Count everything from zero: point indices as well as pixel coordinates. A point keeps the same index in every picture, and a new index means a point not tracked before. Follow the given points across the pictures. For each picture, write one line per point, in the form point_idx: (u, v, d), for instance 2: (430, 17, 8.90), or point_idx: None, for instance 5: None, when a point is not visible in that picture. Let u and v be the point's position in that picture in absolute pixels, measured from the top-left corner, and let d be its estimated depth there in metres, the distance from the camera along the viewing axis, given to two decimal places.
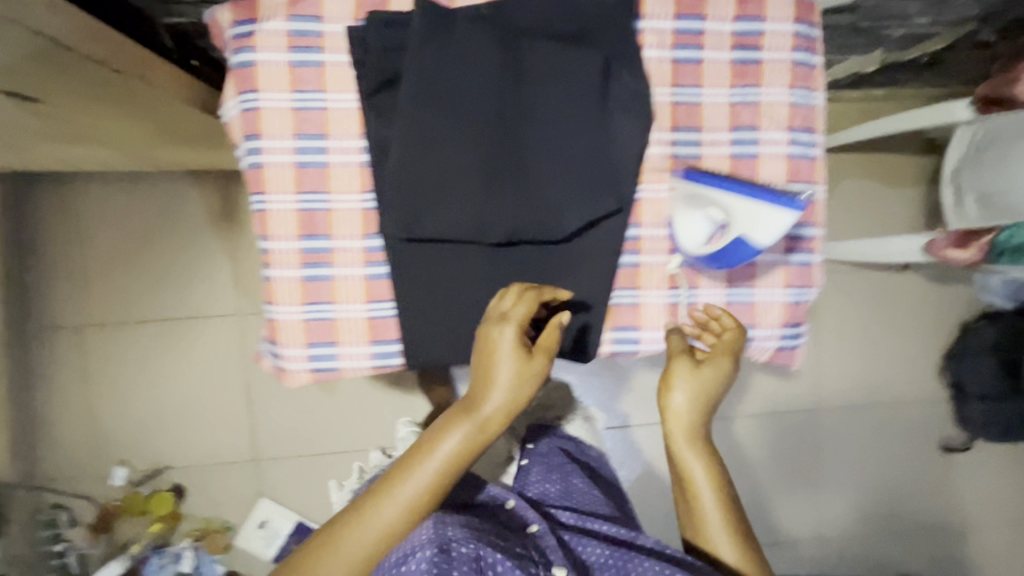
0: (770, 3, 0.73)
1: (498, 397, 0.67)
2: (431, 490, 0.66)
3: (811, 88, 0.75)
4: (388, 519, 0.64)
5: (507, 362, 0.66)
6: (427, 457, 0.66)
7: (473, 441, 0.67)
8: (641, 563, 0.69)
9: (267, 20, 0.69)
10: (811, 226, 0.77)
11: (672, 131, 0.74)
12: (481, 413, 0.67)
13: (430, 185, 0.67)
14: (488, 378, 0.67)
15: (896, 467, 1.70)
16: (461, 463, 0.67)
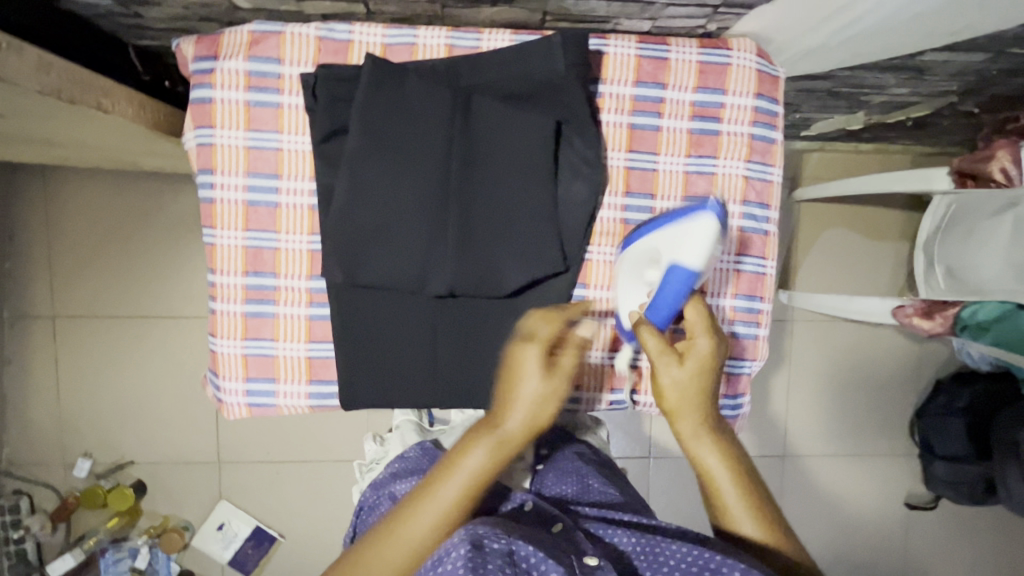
0: (732, 76, 0.73)
1: (519, 410, 0.58)
2: (452, 518, 0.56)
3: (768, 163, 0.75)
4: (409, 545, 0.54)
5: (533, 357, 0.58)
6: (447, 481, 0.56)
7: (500, 455, 0.57)
8: (671, 549, 0.56)
9: (227, 58, 0.69)
10: (759, 299, 0.77)
11: (625, 196, 0.74)
12: (502, 428, 0.57)
13: (368, 237, 0.67)
14: (511, 391, 0.58)
15: (859, 521, 1.69)
16: (484, 482, 0.57)
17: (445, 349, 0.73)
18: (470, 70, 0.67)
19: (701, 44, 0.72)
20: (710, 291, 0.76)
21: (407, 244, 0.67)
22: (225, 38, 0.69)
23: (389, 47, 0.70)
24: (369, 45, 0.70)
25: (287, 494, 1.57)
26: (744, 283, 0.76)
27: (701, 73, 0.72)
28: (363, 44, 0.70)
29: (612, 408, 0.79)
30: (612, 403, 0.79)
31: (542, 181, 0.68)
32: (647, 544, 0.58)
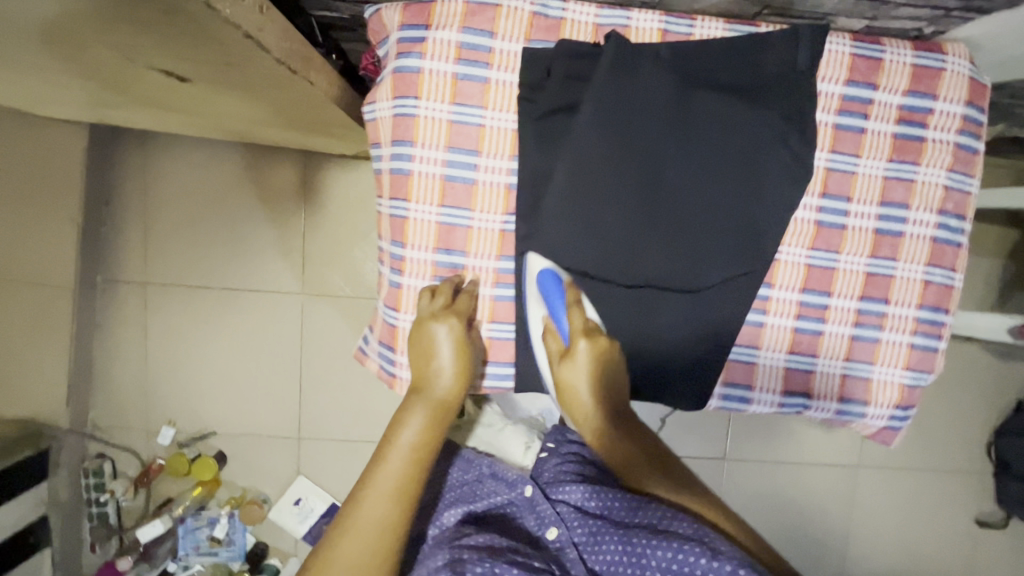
0: (945, 81, 0.71)
1: (445, 376, 0.67)
2: (408, 488, 0.59)
3: (969, 173, 0.73)
4: (375, 519, 0.56)
5: (445, 334, 0.67)
6: (392, 452, 0.61)
7: (430, 416, 0.65)
8: (653, 553, 0.55)
9: (439, 28, 0.67)
10: (944, 311, 0.76)
11: (821, 197, 0.72)
12: (434, 393, 0.66)
13: (583, 219, 0.67)
14: (430, 368, 0.68)
15: (938, 542, 1.64)
16: (429, 448, 0.63)
17: (632, 341, 0.72)
18: (693, 59, 0.67)
19: (916, 47, 0.71)
20: (895, 299, 0.75)
21: (618, 231, 0.67)
22: (437, 7, 0.68)
23: (601, 27, 0.69)
24: (581, 24, 0.68)
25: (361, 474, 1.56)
26: (930, 294, 0.75)
27: (914, 77, 0.71)
28: (576, 22, 0.68)
29: (781, 411, 0.78)
30: (783, 405, 0.77)
31: (756, 173, 0.67)
32: (628, 548, 0.58)
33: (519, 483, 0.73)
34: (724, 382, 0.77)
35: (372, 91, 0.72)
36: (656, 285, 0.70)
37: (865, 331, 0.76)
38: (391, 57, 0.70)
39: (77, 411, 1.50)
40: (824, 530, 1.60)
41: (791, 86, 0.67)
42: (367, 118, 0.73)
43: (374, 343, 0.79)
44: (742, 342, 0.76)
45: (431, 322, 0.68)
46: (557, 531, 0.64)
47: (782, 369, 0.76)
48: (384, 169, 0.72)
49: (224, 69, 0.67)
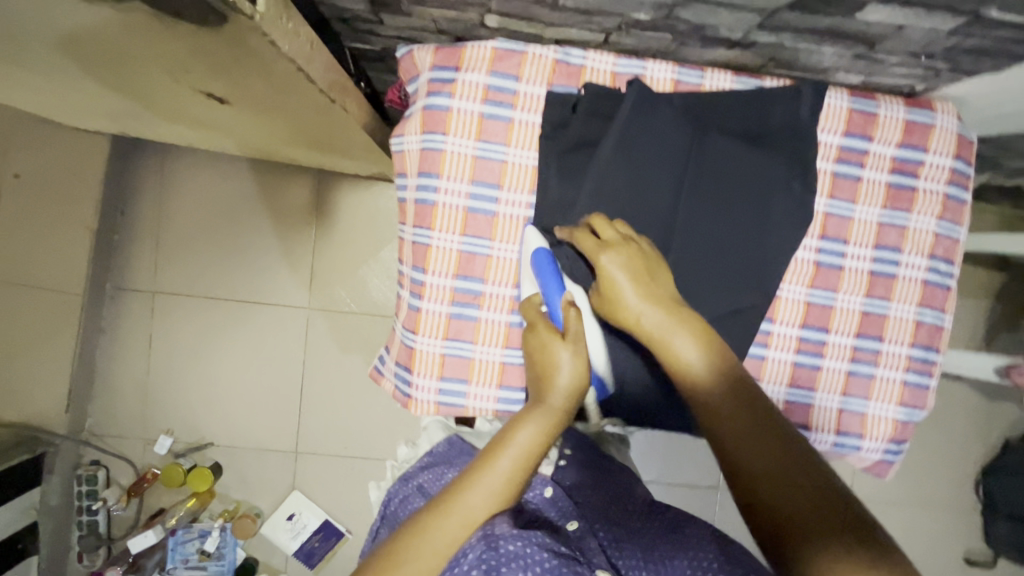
0: (934, 137, 0.77)
1: (565, 387, 0.66)
2: (507, 491, 0.60)
3: (957, 222, 0.78)
4: (473, 509, 0.58)
5: (567, 359, 0.66)
6: (503, 454, 0.62)
7: (547, 435, 0.64)
8: (676, 563, 0.60)
9: (470, 71, 0.74)
10: (935, 350, 0.80)
11: (820, 239, 0.77)
12: (552, 404, 0.66)
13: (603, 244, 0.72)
14: (547, 375, 0.67)
15: None
16: (535, 461, 0.63)
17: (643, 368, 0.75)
18: (703, 109, 0.73)
19: (907, 105, 0.77)
20: (889, 337, 0.79)
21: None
22: (468, 51, 0.74)
23: (618, 75, 0.75)
24: (599, 72, 0.75)
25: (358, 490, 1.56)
26: (922, 333, 0.79)
27: (906, 131, 0.76)
28: (595, 70, 0.75)
29: None
30: None
31: (758, 214, 0.73)
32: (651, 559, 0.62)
33: (541, 485, 0.74)
34: None
35: (402, 125, 0.78)
36: None
37: (861, 366, 0.79)
38: (422, 94, 0.76)
39: (77, 417, 1.50)
40: None
41: (794, 138, 0.73)
42: (397, 150, 0.79)
43: (391, 364, 0.83)
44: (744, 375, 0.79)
45: (551, 349, 0.67)
46: (578, 523, 0.68)
47: (782, 402, 0.79)
48: (410, 198, 0.78)
49: (268, 97, 0.71)
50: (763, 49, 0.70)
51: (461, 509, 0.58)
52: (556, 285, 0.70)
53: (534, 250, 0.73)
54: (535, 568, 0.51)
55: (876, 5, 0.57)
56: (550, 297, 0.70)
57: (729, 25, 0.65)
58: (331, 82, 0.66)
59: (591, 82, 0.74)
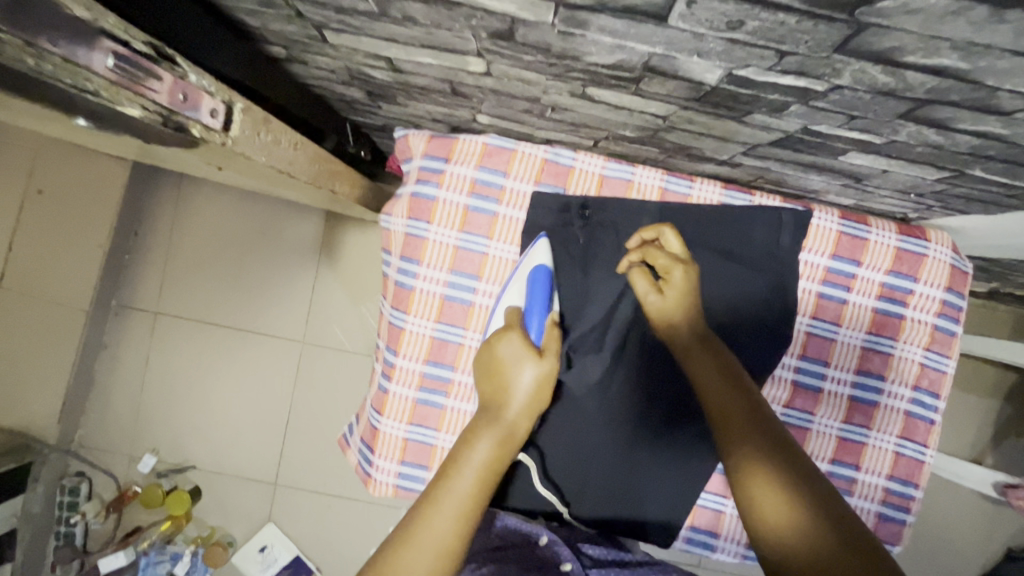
0: (926, 267, 0.75)
1: (518, 405, 0.62)
2: (470, 511, 0.55)
3: (946, 354, 0.76)
4: (438, 540, 0.52)
5: (531, 374, 0.62)
6: (460, 471, 0.57)
7: (505, 447, 0.60)
8: None
9: (459, 163, 0.75)
10: (914, 486, 0.76)
11: (799, 359, 0.75)
12: (506, 419, 0.61)
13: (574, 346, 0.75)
14: (501, 392, 0.62)
15: None
16: (493, 478, 0.59)
17: (605, 468, 0.76)
18: (687, 221, 0.73)
19: (901, 231, 0.75)
20: (866, 467, 0.76)
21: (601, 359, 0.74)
22: (459, 144, 0.75)
23: (606, 178, 0.76)
24: (587, 173, 0.76)
25: (330, 529, 1.55)
26: (902, 466, 0.76)
27: (897, 258, 0.75)
28: (584, 172, 0.76)
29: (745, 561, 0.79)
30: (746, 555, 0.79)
31: (733, 330, 0.72)
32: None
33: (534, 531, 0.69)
34: (689, 525, 0.78)
35: (390, 205, 0.79)
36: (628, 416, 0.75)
37: (835, 493, 0.76)
38: (411, 180, 0.77)
39: (67, 429, 1.52)
40: None
41: (776, 259, 0.73)
42: (383, 227, 0.80)
43: (357, 438, 0.83)
44: (710, 489, 0.78)
45: (519, 360, 0.63)
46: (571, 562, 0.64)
47: None
48: (391, 279, 0.79)
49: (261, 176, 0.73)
50: (751, 169, 0.70)
51: (417, 544, 0.52)
52: (540, 304, 0.69)
53: (535, 264, 0.71)
54: None
55: (858, 153, 0.56)
56: (532, 314, 0.68)
57: (714, 149, 0.64)
58: (317, 173, 0.67)
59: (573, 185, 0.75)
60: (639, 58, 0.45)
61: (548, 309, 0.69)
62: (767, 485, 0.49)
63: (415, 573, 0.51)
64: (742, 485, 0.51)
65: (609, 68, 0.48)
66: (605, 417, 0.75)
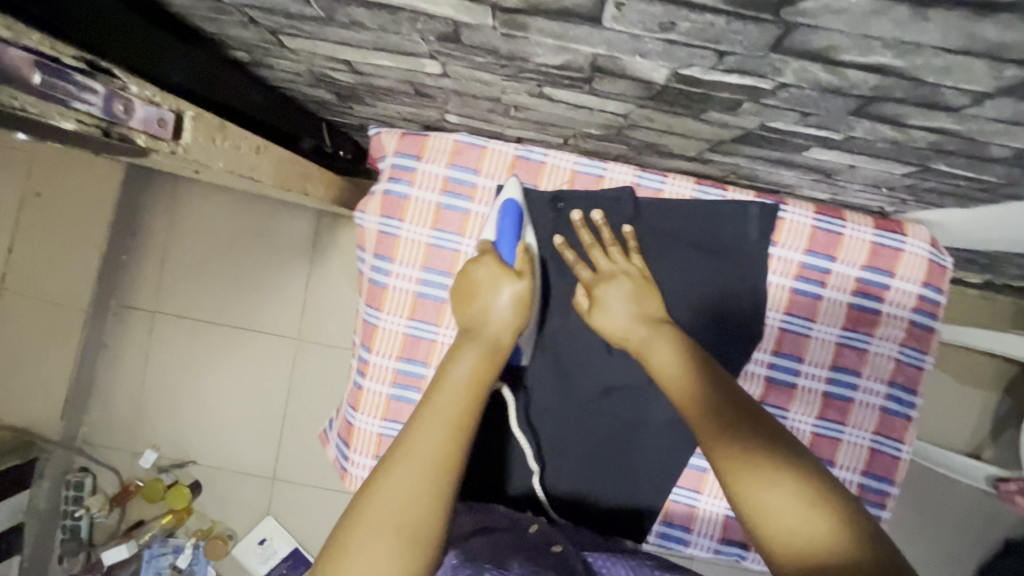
0: (902, 262, 0.74)
1: (500, 321, 0.65)
2: (460, 416, 0.57)
3: (923, 350, 0.74)
4: (433, 443, 0.54)
5: (508, 292, 0.66)
6: (443, 383, 0.59)
7: (485, 359, 0.62)
8: None
9: (430, 161, 0.74)
10: (889, 482, 0.76)
11: (773, 354, 0.74)
12: (488, 334, 0.65)
13: (545, 347, 0.75)
14: (479, 312, 0.66)
15: None
16: (481, 388, 0.61)
17: (578, 466, 0.76)
18: (657, 220, 0.73)
19: (876, 225, 0.74)
20: (841, 463, 0.75)
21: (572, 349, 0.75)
22: (430, 141, 0.74)
23: (578, 174, 0.74)
24: (560, 169, 0.74)
25: (326, 522, 1.57)
26: (877, 464, 0.75)
27: (872, 253, 0.73)
28: (555, 167, 0.74)
29: (717, 557, 0.77)
30: (720, 551, 0.77)
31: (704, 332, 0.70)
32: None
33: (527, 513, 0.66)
34: (663, 520, 0.77)
35: (363, 201, 0.78)
36: (607, 399, 0.75)
37: None
38: (383, 178, 0.76)
39: (69, 425, 1.56)
40: None
41: (746, 255, 0.72)
42: (357, 224, 0.79)
43: (335, 433, 0.83)
44: (683, 484, 0.77)
45: (496, 280, 0.67)
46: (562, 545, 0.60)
47: (721, 517, 0.76)
48: (365, 276, 0.78)
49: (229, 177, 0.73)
50: (722, 165, 0.69)
51: (413, 453, 0.53)
52: (510, 229, 0.70)
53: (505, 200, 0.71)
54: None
55: (821, 148, 0.56)
56: (503, 241, 0.70)
57: (680, 146, 0.64)
58: (284, 174, 0.67)
59: (558, 189, 0.73)
60: (585, 58, 0.45)
61: (518, 236, 0.70)
62: (772, 488, 0.49)
63: (416, 476, 0.52)
64: (735, 489, 0.51)
65: (559, 68, 0.48)
66: (580, 403, 0.75)
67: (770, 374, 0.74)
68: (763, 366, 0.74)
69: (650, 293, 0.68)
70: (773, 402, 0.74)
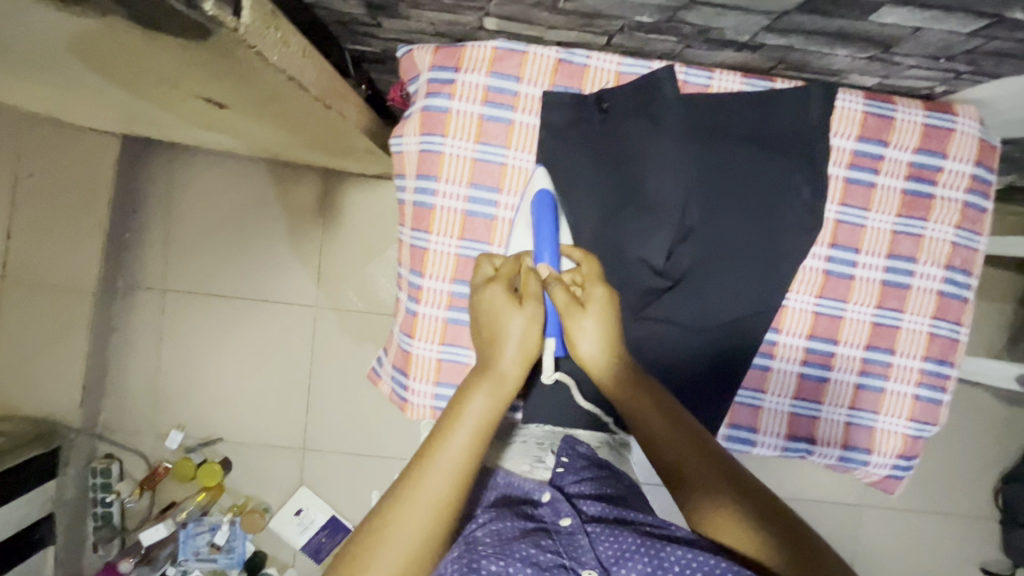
0: (954, 143, 0.73)
1: (511, 352, 0.59)
2: (465, 470, 0.54)
3: (976, 231, 0.75)
4: (434, 499, 0.52)
5: (519, 325, 0.59)
6: (451, 433, 0.55)
7: (497, 403, 0.57)
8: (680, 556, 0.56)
9: (469, 72, 0.72)
10: (949, 365, 0.77)
11: (830, 247, 0.74)
12: (506, 370, 0.58)
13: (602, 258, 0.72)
14: (491, 344, 0.60)
15: None
16: (490, 435, 0.56)
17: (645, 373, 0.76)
18: (707, 115, 0.71)
19: (926, 107, 0.73)
20: (901, 350, 0.76)
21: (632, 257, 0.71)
22: (468, 51, 0.72)
23: (623, 75, 0.72)
24: (603, 72, 0.72)
25: (361, 488, 1.56)
26: (936, 346, 0.76)
27: (924, 135, 0.73)
28: (598, 70, 0.72)
29: (785, 455, 0.78)
30: (787, 449, 0.78)
31: (760, 220, 0.71)
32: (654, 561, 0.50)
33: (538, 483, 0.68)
34: (729, 424, 0.77)
35: (400, 124, 0.76)
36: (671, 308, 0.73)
37: (870, 379, 0.76)
38: (420, 95, 0.74)
39: (90, 412, 1.52)
40: None
41: (798, 144, 0.71)
42: (394, 149, 0.78)
43: (388, 367, 0.82)
44: (747, 386, 0.77)
45: (503, 308, 0.60)
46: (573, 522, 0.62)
47: (786, 415, 0.77)
48: (407, 200, 0.76)
49: (261, 103, 0.70)
50: (772, 51, 0.68)
51: (411, 507, 0.51)
52: (547, 231, 0.67)
53: (536, 190, 0.71)
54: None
55: (890, 8, 0.54)
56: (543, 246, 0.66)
57: (736, 28, 0.62)
58: (324, 86, 0.64)
59: (603, 91, 0.71)
60: None
61: (554, 237, 0.67)
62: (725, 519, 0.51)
63: (412, 533, 0.50)
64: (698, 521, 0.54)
65: None
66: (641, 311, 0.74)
67: (828, 269, 0.74)
68: (822, 261, 0.74)
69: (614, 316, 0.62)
70: (831, 299, 0.75)
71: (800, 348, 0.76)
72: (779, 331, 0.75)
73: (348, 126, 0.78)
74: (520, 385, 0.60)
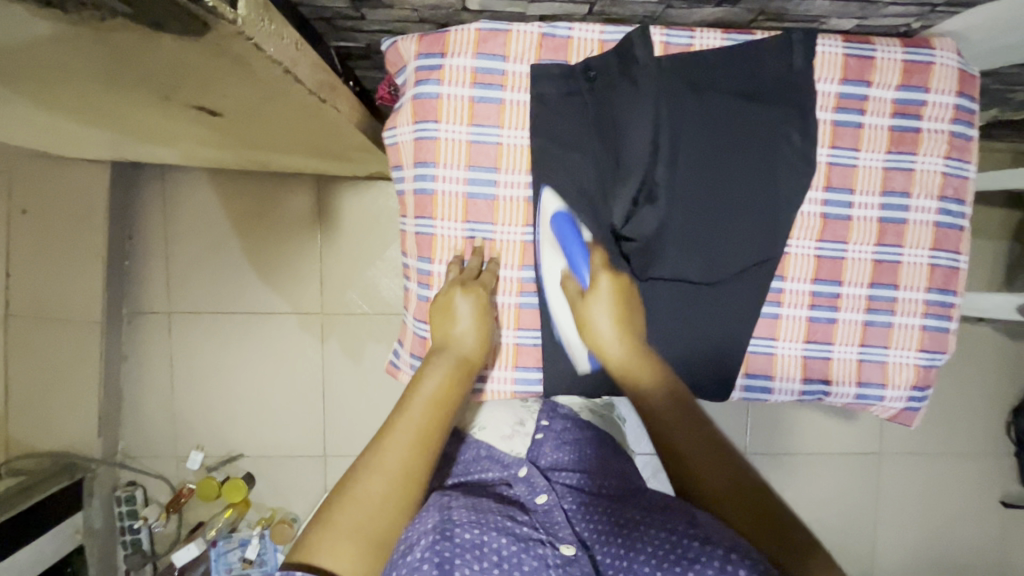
0: (935, 75, 0.75)
1: (468, 337, 0.70)
2: (428, 430, 0.60)
3: (966, 160, 0.77)
4: (399, 452, 0.57)
5: (467, 301, 0.71)
6: (411, 401, 0.62)
7: (453, 376, 0.66)
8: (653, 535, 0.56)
9: (456, 55, 0.73)
10: (952, 293, 0.79)
11: (825, 191, 0.76)
12: (459, 349, 0.69)
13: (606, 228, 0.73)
14: (449, 328, 0.70)
15: (971, 534, 1.54)
16: (448, 403, 0.64)
17: (660, 335, 0.76)
18: (694, 70, 0.73)
19: (905, 44, 0.74)
20: (904, 284, 0.78)
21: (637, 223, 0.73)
22: (452, 35, 0.73)
23: (606, 43, 0.74)
24: (587, 41, 0.74)
25: None
26: (938, 277, 0.78)
27: (905, 71, 0.74)
28: (582, 40, 0.74)
29: (802, 399, 0.80)
30: (804, 393, 0.79)
31: (754, 167, 0.73)
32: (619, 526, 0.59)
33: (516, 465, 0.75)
34: (745, 374, 0.79)
35: (393, 116, 0.78)
36: (677, 268, 0.74)
37: (877, 315, 0.78)
38: (409, 86, 0.75)
39: (110, 441, 1.53)
40: (861, 528, 1.52)
41: (783, 90, 0.73)
42: (389, 141, 0.79)
43: (406, 356, 0.83)
44: (759, 335, 0.79)
45: (459, 297, 0.71)
46: (546, 498, 0.66)
47: (799, 358, 0.79)
48: (408, 190, 0.78)
49: (256, 107, 0.71)
50: (752, 2, 0.70)
51: (382, 462, 0.55)
52: (581, 250, 0.73)
53: (552, 212, 0.74)
54: (490, 557, 0.55)
55: None
56: (575, 259, 0.73)
57: None
58: (316, 80, 0.65)
59: (590, 56, 0.73)
60: None
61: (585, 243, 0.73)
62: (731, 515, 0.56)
63: (384, 482, 0.54)
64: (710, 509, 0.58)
65: None
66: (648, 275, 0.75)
67: (825, 214, 0.76)
68: (819, 207, 0.76)
69: (628, 309, 0.71)
70: (831, 242, 0.77)
71: (806, 295, 0.77)
72: (784, 279, 0.77)
73: (342, 122, 0.80)
74: (476, 359, 0.70)
